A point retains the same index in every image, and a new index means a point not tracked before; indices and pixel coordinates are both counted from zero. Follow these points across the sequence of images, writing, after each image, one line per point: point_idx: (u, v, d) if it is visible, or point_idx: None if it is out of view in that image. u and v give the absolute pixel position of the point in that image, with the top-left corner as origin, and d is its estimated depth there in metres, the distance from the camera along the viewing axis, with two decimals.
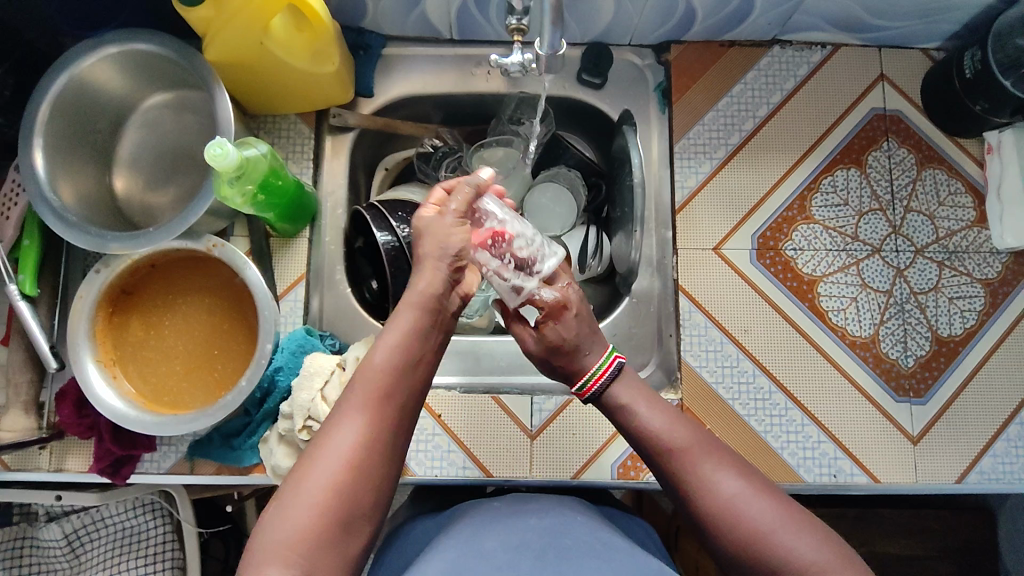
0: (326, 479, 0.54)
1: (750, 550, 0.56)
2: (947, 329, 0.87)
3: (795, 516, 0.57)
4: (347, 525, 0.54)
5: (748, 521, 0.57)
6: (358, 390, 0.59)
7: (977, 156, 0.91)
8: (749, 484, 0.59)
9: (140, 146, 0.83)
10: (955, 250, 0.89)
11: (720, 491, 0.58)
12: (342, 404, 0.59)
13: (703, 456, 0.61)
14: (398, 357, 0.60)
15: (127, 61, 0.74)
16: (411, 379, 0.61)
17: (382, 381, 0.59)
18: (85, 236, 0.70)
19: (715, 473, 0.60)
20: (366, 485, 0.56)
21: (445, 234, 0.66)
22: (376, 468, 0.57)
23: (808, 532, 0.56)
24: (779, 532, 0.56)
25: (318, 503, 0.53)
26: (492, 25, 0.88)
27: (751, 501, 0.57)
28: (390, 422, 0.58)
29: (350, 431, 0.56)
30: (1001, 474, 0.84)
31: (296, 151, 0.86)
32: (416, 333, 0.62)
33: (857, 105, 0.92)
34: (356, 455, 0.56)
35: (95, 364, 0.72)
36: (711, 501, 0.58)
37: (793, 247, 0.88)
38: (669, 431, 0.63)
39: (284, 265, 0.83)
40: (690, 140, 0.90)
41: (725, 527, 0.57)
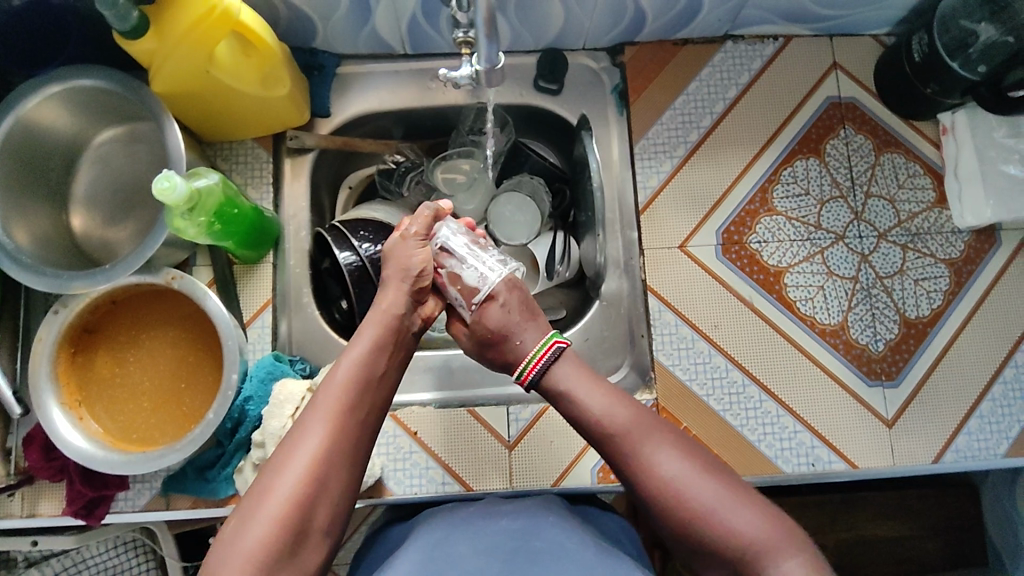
0: (287, 490, 0.55)
1: (697, 527, 0.58)
2: (915, 311, 0.88)
3: (737, 495, 0.59)
4: (305, 535, 0.55)
5: (692, 498, 0.58)
6: (321, 403, 0.61)
7: (933, 137, 0.92)
8: (691, 465, 0.60)
9: (95, 182, 0.82)
10: (917, 232, 0.90)
11: (663, 471, 0.60)
12: (303, 416, 0.60)
13: (644, 438, 0.62)
14: (362, 373, 0.63)
15: (75, 98, 0.74)
16: (374, 394, 0.64)
17: (346, 394, 0.62)
18: (41, 279, 0.69)
19: (657, 454, 0.61)
20: (327, 495, 0.57)
21: (407, 256, 0.72)
22: (338, 480, 0.58)
23: (751, 508, 0.58)
24: (724, 511, 0.58)
25: (278, 512, 0.54)
26: (445, 38, 0.88)
27: (692, 481, 0.59)
28: (354, 436, 0.60)
29: (311, 440, 0.58)
30: (976, 451, 0.84)
31: (255, 176, 0.86)
32: (378, 350, 0.65)
33: (812, 95, 0.93)
34: (316, 466, 0.57)
35: (59, 407, 0.70)
36: (655, 480, 0.60)
37: (757, 239, 0.89)
38: (612, 417, 0.64)
39: (249, 292, 0.82)
40: (649, 140, 0.90)
41: (671, 505, 0.59)
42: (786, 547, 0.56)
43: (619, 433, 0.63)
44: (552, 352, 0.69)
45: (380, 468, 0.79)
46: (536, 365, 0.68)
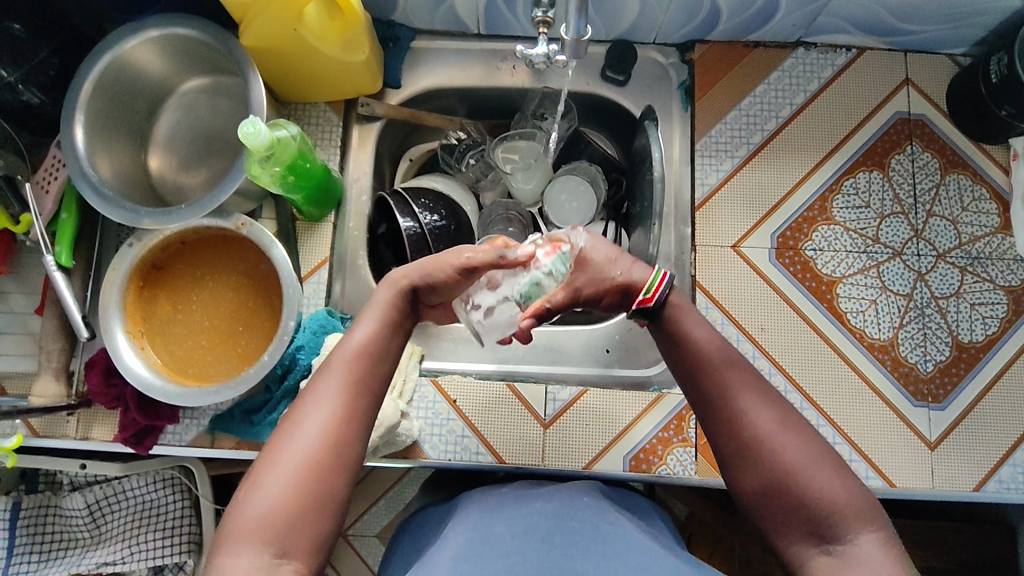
0: (304, 455, 0.54)
1: (777, 483, 0.57)
2: (968, 335, 0.86)
3: (826, 457, 0.58)
4: (325, 502, 0.54)
5: (781, 453, 0.58)
6: (332, 373, 0.59)
7: (1003, 162, 0.91)
8: (783, 418, 0.59)
9: (175, 127, 0.86)
10: (978, 256, 0.88)
11: (758, 422, 0.59)
12: (314, 385, 0.59)
13: (742, 385, 0.61)
14: (374, 340, 0.62)
15: (168, 44, 0.77)
16: (385, 360, 0.62)
17: (354, 364, 0.60)
18: (121, 211, 0.72)
19: (754, 406, 0.60)
20: (345, 462, 0.56)
21: (440, 270, 0.66)
22: (354, 446, 0.57)
23: (832, 475, 0.57)
24: (809, 472, 0.57)
25: (297, 478, 0.54)
26: (519, 21, 0.89)
27: (783, 435, 0.59)
28: (365, 406, 0.59)
29: (325, 410, 0.57)
30: (1020, 483, 0.82)
31: (324, 138, 0.89)
32: (388, 321, 0.63)
33: (881, 108, 0.92)
34: (333, 433, 0.56)
35: (124, 335, 0.74)
36: (748, 430, 0.59)
37: (813, 247, 0.88)
38: (712, 355, 0.63)
39: (309, 247, 0.85)
40: (711, 138, 0.91)
41: (758, 457, 0.58)
42: (864, 519, 0.55)
43: (716, 373, 0.62)
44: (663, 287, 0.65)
45: (418, 430, 0.81)
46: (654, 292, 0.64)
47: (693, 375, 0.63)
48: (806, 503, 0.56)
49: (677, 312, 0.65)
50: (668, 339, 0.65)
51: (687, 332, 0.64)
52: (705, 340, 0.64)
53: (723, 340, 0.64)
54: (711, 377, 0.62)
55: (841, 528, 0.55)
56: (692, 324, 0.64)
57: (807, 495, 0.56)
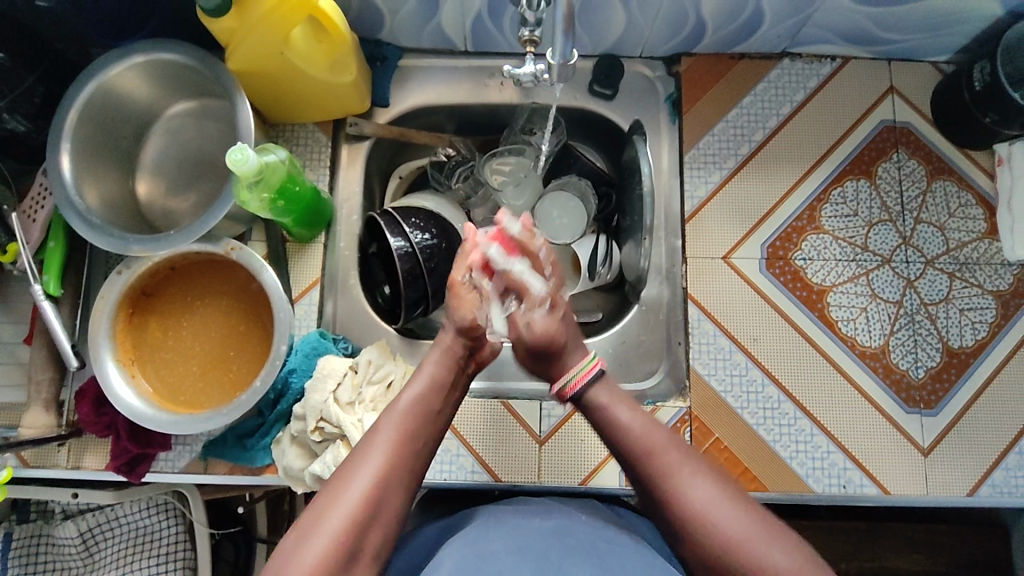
0: (346, 511, 0.57)
1: (721, 559, 0.58)
2: (958, 341, 0.87)
3: (769, 527, 0.59)
4: (355, 559, 0.56)
5: (721, 530, 0.58)
6: (382, 429, 0.62)
7: (988, 168, 0.92)
8: (721, 492, 0.60)
9: (163, 151, 0.86)
10: (965, 262, 0.89)
11: (693, 500, 0.60)
12: (366, 439, 0.62)
13: (678, 465, 0.62)
14: (423, 406, 0.65)
15: (153, 69, 0.77)
16: (429, 426, 0.65)
17: (406, 424, 0.63)
18: (108, 238, 0.72)
19: (689, 483, 0.61)
20: (381, 521, 0.58)
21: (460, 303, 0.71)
22: (389, 507, 0.59)
23: (781, 542, 0.58)
24: (754, 542, 0.58)
25: (338, 530, 0.56)
26: (506, 37, 0.89)
27: (723, 508, 0.59)
28: (409, 465, 0.62)
29: (370, 466, 0.59)
30: (1013, 487, 0.83)
31: (313, 159, 0.89)
32: (437, 388, 0.67)
33: (867, 117, 0.92)
34: (374, 492, 0.58)
35: (115, 363, 0.73)
36: (685, 510, 0.60)
37: (802, 256, 0.88)
38: (641, 437, 0.64)
39: (299, 269, 0.85)
40: (700, 151, 0.91)
41: (698, 536, 0.59)
42: None
43: (650, 457, 0.63)
44: (595, 373, 0.70)
45: None
46: (582, 379, 0.69)
47: (632, 462, 0.64)
48: None
49: (602, 404, 0.68)
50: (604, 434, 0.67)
51: (617, 421, 0.66)
52: (638, 429, 0.65)
53: (649, 422, 0.66)
54: (648, 466, 0.63)
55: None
56: (620, 414, 0.67)
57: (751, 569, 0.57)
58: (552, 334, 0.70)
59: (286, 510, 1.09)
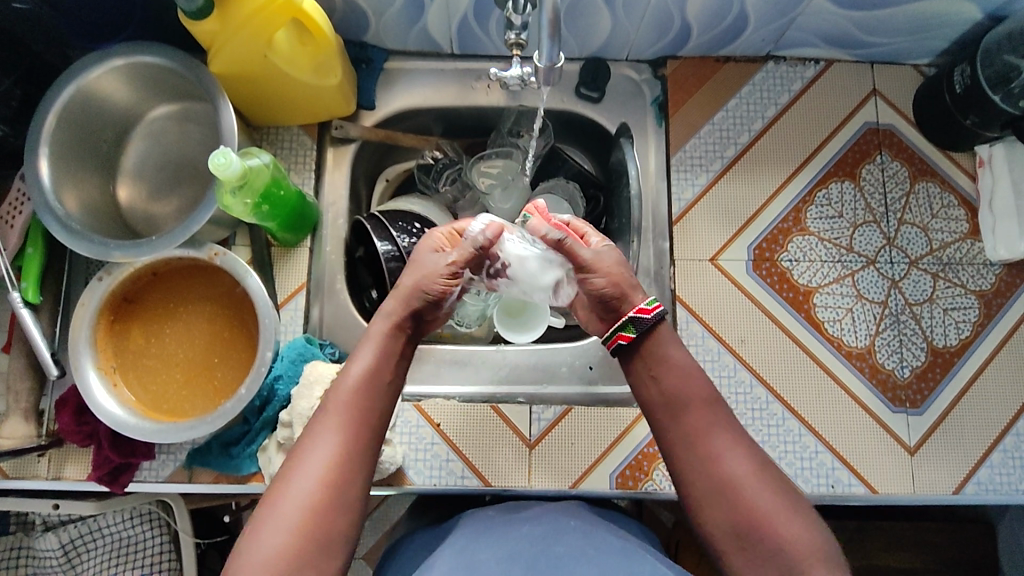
0: (304, 495, 0.57)
1: (747, 520, 0.60)
2: (942, 340, 0.88)
3: (790, 500, 0.61)
4: (327, 539, 0.57)
5: (750, 499, 0.60)
6: (329, 410, 0.61)
7: (970, 169, 0.93)
8: (754, 461, 0.62)
9: (144, 156, 0.84)
10: (948, 262, 0.90)
11: (728, 463, 0.62)
12: (315, 421, 0.61)
13: (715, 424, 0.64)
14: (369, 377, 0.63)
15: (133, 72, 0.76)
16: (379, 396, 0.64)
17: (352, 400, 0.62)
18: (88, 244, 0.70)
19: (727, 449, 0.63)
20: (344, 501, 0.58)
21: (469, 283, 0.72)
22: (353, 485, 0.59)
23: (798, 513, 0.60)
24: (778, 513, 0.59)
25: (297, 519, 0.56)
26: (492, 40, 0.89)
27: (753, 476, 0.61)
28: (364, 441, 0.61)
29: (323, 450, 0.59)
30: (998, 485, 0.84)
31: (298, 162, 0.88)
32: (385, 358, 0.65)
33: (850, 120, 0.93)
34: (331, 474, 0.58)
35: (96, 372, 0.72)
36: (719, 471, 0.62)
37: (788, 258, 0.89)
38: (684, 390, 0.66)
39: (285, 274, 0.84)
40: (686, 153, 0.92)
41: (726, 496, 0.61)
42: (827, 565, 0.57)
43: (688, 410, 0.65)
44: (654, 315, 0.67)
45: (401, 456, 0.80)
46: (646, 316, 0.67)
47: (676, 408, 0.65)
48: (774, 543, 0.58)
49: (660, 345, 0.68)
50: (649, 373, 0.67)
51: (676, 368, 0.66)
52: (688, 381, 0.66)
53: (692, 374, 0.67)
54: (692, 418, 0.64)
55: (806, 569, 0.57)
56: (672, 360, 0.67)
57: (776, 535, 0.58)
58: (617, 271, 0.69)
59: None
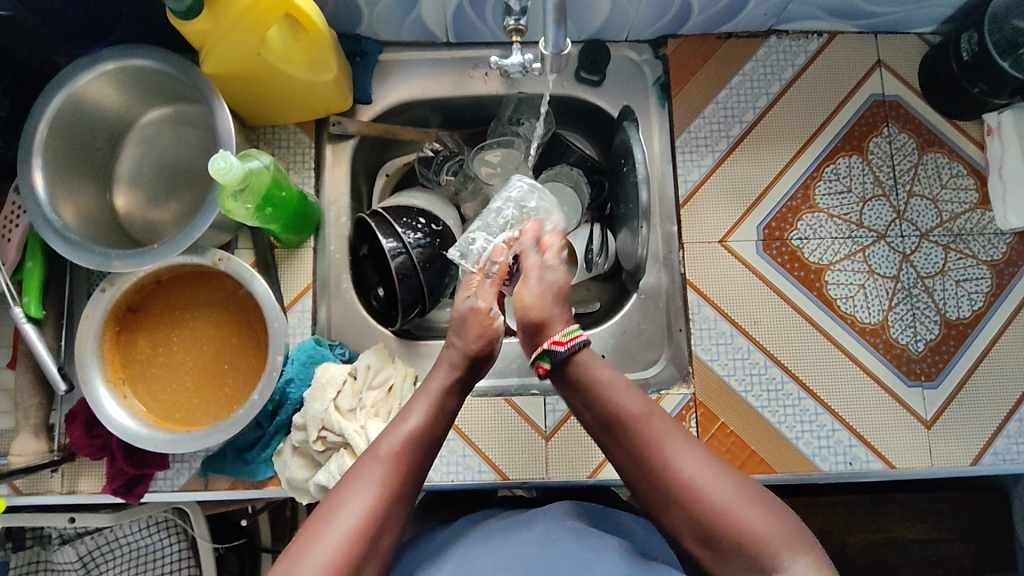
0: (337, 541, 0.55)
1: (712, 524, 0.57)
2: (956, 312, 0.87)
3: (752, 494, 0.59)
4: None
5: (709, 499, 0.58)
6: (376, 458, 0.60)
7: (977, 137, 0.91)
8: (707, 461, 0.61)
9: (140, 162, 0.83)
10: (959, 233, 0.89)
11: (685, 469, 0.60)
12: (355, 469, 0.60)
13: (663, 432, 0.62)
14: (421, 436, 0.62)
15: (124, 76, 0.74)
16: (429, 455, 0.63)
17: (402, 454, 0.60)
18: (89, 255, 0.69)
19: (680, 454, 0.61)
20: (372, 550, 0.56)
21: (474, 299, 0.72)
22: (381, 538, 0.57)
23: (765, 505, 0.58)
24: (740, 505, 0.58)
25: (328, 561, 0.54)
26: (488, 26, 0.87)
27: (712, 477, 0.59)
28: (402, 498, 0.59)
29: (361, 499, 0.57)
30: (1015, 454, 0.84)
31: (297, 161, 0.86)
32: (436, 416, 0.64)
33: (856, 92, 0.92)
34: (366, 523, 0.56)
35: (105, 385, 0.71)
36: (676, 478, 0.60)
37: (798, 236, 0.88)
38: (628, 405, 0.64)
39: (291, 276, 0.83)
40: (691, 134, 0.90)
41: (690, 504, 0.59)
42: (798, 548, 0.56)
43: (636, 422, 0.63)
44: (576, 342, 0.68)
45: None
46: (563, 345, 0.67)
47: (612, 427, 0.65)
48: (743, 540, 0.56)
49: (583, 366, 0.67)
50: (584, 395, 0.66)
51: (600, 383, 0.66)
52: (624, 397, 0.65)
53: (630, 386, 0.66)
54: (638, 431, 0.63)
55: (781, 560, 0.55)
56: (600, 371, 0.67)
57: (743, 532, 0.56)
58: (543, 303, 0.70)
59: (289, 517, 1.09)
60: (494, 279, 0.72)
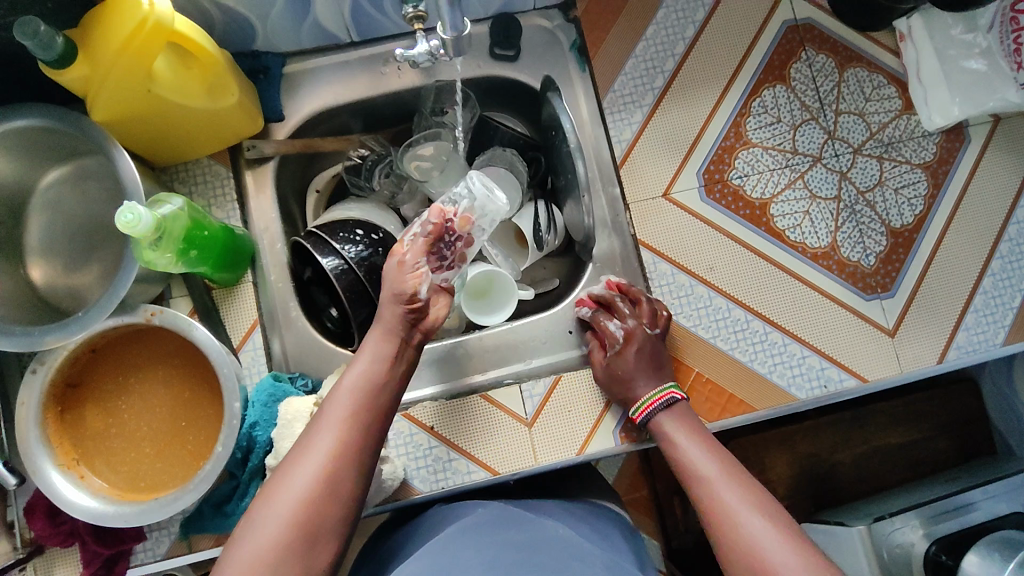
0: (299, 494, 0.55)
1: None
2: (899, 220, 0.88)
3: (815, 562, 0.58)
4: (315, 540, 0.55)
5: (764, 558, 0.59)
6: (330, 411, 0.60)
7: (892, 46, 0.92)
8: (771, 523, 0.61)
9: (48, 230, 0.78)
10: (890, 142, 0.90)
11: (747, 529, 0.61)
12: (313, 424, 0.60)
13: (731, 494, 0.65)
14: (371, 379, 0.62)
15: (6, 141, 0.68)
16: (382, 397, 0.62)
17: (357, 400, 0.61)
18: (9, 338, 0.64)
19: (746, 513, 0.63)
20: (336, 501, 0.56)
21: (399, 279, 0.65)
22: (346, 487, 0.57)
23: (823, 574, 0.57)
24: (792, 569, 0.58)
25: (290, 517, 0.54)
26: (389, 18, 0.84)
27: (771, 539, 0.60)
28: (363, 443, 0.59)
29: (323, 444, 0.57)
30: (976, 345, 0.86)
31: (217, 195, 0.81)
32: (384, 359, 0.63)
33: (769, 22, 0.91)
34: (326, 475, 0.56)
35: (58, 470, 0.66)
36: (737, 534, 0.62)
37: (738, 175, 0.88)
38: (705, 468, 0.68)
39: (234, 316, 0.78)
40: (616, 93, 0.89)
41: (742, 555, 0.61)
42: None
43: (708, 486, 0.66)
44: (665, 401, 0.75)
45: (402, 469, 0.77)
46: (649, 407, 0.75)
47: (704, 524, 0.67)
48: None
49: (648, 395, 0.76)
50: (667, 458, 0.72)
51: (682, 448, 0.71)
52: (703, 463, 0.68)
53: (715, 452, 0.69)
54: (711, 493, 0.66)
55: None
56: (688, 450, 0.70)
57: None
58: (627, 370, 0.77)
59: None
60: (427, 237, 0.67)
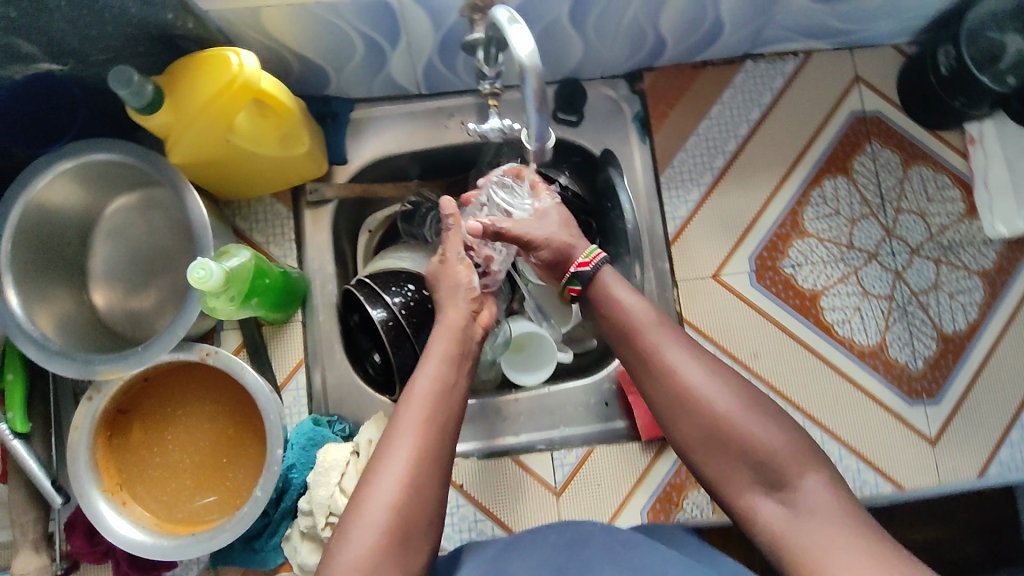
0: (390, 496, 0.54)
1: (721, 440, 0.58)
2: (951, 325, 0.87)
3: (764, 407, 0.59)
4: (409, 541, 0.54)
5: (711, 407, 0.58)
6: (404, 415, 0.58)
7: (960, 147, 0.91)
8: (709, 366, 0.61)
9: (110, 255, 0.80)
10: (949, 245, 0.89)
11: (687, 377, 0.60)
12: (389, 427, 0.58)
13: (668, 340, 0.62)
14: (439, 381, 0.60)
15: (82, 172, 0.71)
16: (451, 400, 0.60)
17: (428, 399, 0.59)
18: (71, 364, 0.67)
19: (682, 360, 0.61)
20: (425, 500, 0.55)
21: (452, 276, 0.70)
22: (434, 487, 0.56)
23: (774, 417, 0.58)
24: (744, 416, 0.58)
25: (384, 520, 0.53)
26: (460, 77, 0.85)
27: (714, 385, 0.59)
28: (439, 447, 0.57)
29: (405, 443, 0.56)
30: (1020, 462, 0.84)
31: (276, 233, 0.85)
32: (450, 362, 0.62)
33: (835, 112, 0.91)
34: (411, 476, 0.55)
35: (103, 496, 0.69)
36: (680, 388, 0.60)
37: (791, 264, 0.87)
38: (639, 307, 0.65)
39: (281, 354, 0.82)
40: (674, 170, 0.89)
41: (700, 421, 0.59)
42: (806, 462, 0.56)
43: (637, 330, 0.64)
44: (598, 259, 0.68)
45: None
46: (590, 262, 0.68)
47: (672, 395, 0.60)
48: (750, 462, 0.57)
49: (607, 285, 0.67)
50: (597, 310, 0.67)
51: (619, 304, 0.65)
52: (634, 305, 0.65)
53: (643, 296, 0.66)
54: (638, 339, 0.63)
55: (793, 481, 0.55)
56: (622, 294, 0.66)
57: (749, 444, 0.57)
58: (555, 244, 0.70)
59: None
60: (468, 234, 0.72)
